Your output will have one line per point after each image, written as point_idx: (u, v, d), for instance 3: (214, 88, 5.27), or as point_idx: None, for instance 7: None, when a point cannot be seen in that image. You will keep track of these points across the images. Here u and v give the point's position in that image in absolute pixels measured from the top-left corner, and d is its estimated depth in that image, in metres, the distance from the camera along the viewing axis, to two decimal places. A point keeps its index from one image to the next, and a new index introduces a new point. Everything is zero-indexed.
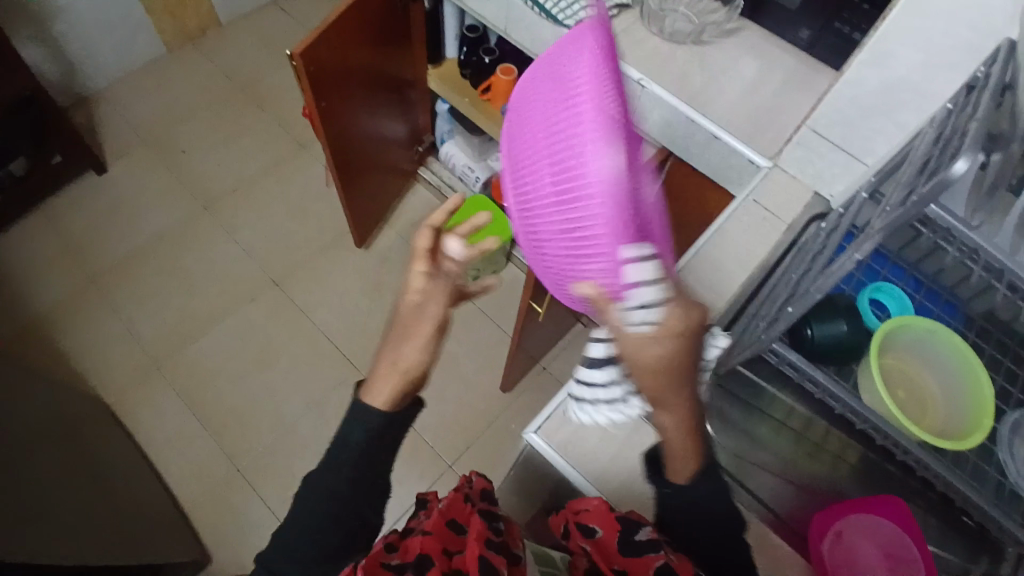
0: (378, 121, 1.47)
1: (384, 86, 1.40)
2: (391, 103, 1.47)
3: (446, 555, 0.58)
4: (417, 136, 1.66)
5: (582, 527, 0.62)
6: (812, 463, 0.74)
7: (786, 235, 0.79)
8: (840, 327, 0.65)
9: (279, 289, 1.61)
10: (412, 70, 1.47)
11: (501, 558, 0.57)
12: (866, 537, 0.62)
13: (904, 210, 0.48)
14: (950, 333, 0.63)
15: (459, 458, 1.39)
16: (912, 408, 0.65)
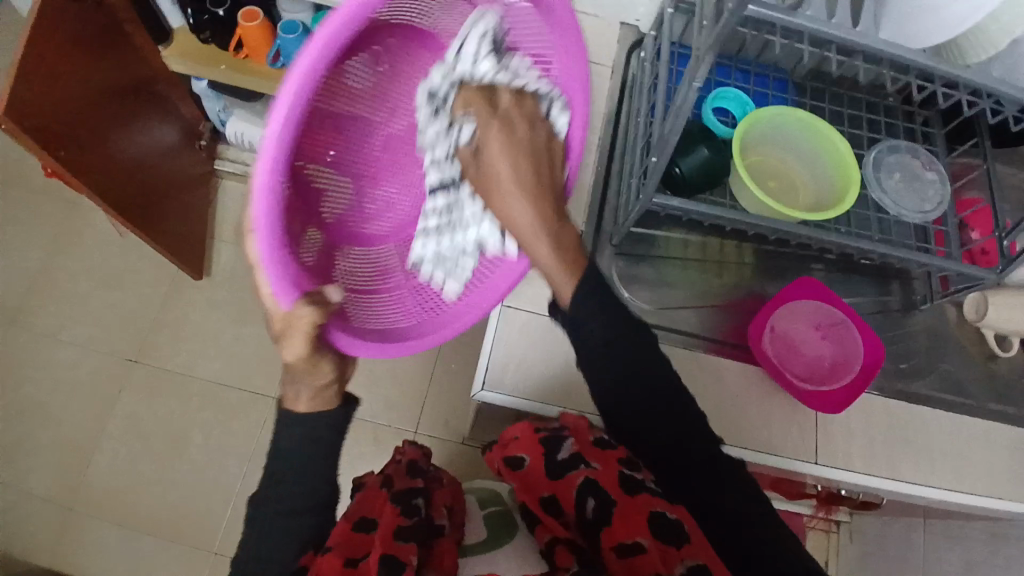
0: (139, 137, 1.23)
1: (123, 95, 1.15)
2: (141, 109, 1.22)
3: (355, 565, 0.63)
4: (191, 132, 1.42)
5: (512, 456, 0.77)
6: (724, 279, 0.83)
7: (612, 81, 0.82)
8: (699, 153, 0.63)
9: (145, 363, 1.42)
10: (145, 65, 1.20)
11: (407, 546, 0.65)
12: (796, 320, 0.75)
13: (721, 28, 0.44)
14: (789, 110, 0.64)
15: (422, 420, 1.33)
16: (786, 194, 0.68)
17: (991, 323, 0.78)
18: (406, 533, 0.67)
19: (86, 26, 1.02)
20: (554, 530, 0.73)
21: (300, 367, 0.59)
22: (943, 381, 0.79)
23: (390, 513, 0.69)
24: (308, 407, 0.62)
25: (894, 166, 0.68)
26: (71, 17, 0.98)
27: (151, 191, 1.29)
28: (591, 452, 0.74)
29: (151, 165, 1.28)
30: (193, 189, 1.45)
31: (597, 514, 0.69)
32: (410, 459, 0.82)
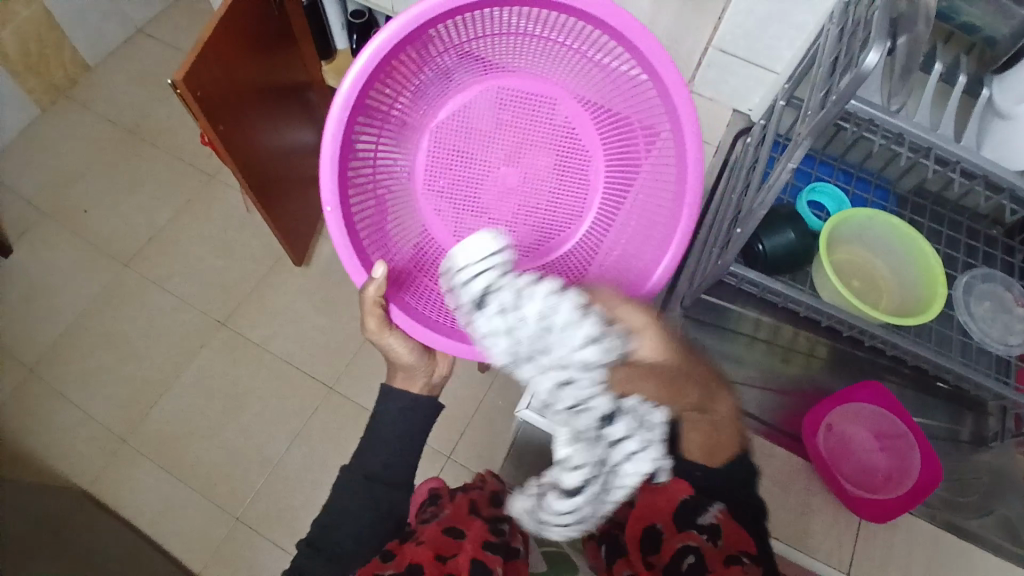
0: (285, 130, 1.39)
1: (282, 92, 1.32)
2: (295, 107, 1.39)
3: (439, 562, 0.61)
4: (328, 136, 1.59)
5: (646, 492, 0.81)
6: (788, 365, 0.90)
7: None
8: (788, 235, 0.65)
9: (229, 329, 1.54)
10: (305, 71, 1.38)
11: (493, 561, 0.62)
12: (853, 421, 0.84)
13: (826, 114, 0.51)
14: (885, 214, 0.66)
15: (455, 447, 1.36)
16: (870, 294, 0.69)
17: None
18: (491, 549, 0.65)
19: (264, 30, 1.19)
20: (635, 567, 0.72)
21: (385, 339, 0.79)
22: None
23: (478, 526, 0.69)
24: (402, 382, 0.81)
25: (985, 294, 0.69)
26: (255, 18, 1.15)
27: (284, 180, 1.44)
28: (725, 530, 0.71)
29: (290, 157, 1.44)
30: (317, 185, 1.61)
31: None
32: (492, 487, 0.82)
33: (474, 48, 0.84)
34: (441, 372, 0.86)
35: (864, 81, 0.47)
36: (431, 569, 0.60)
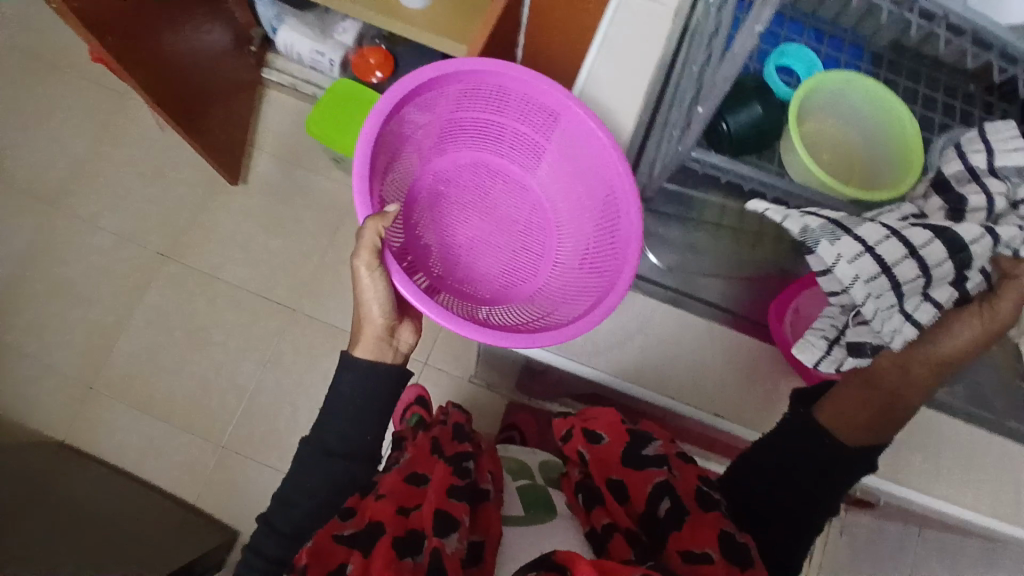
0: (191, 34, 1.21)
1: None
2: (198, 4, 1.20)
3: (401, 516, 0.60)
4: (242, 33, 1.40)
5: (588, 434, 0.72)
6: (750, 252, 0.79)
7: (671, 26, 0.71)
8: (753, 109, 0.58)
9: (175, 261, 1.45)
10: None
11: (458, 506, 0.60)
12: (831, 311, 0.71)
13: None
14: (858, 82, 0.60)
15: (430, 356, 1.35)
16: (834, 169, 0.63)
17: None
18: (456, 493, 0.62)
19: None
20: (614, 516, 0.64)
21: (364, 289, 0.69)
22: (973, 401, 0.75)
23: (442, 468, 0.66)
24: (358, 352, 0.72)
25: None
26: None
27: (199, 92, 1.29)
28: (676, 461, 0.68)
29: (201, 64, 1.28)
30: (239, 93, 1.44)
31: (667, 518, 0.61)
32: (456, 421, 0.80)
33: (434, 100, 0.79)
34: (403, 340, 0.74)
35: None
36: (389, 525, 0.58)
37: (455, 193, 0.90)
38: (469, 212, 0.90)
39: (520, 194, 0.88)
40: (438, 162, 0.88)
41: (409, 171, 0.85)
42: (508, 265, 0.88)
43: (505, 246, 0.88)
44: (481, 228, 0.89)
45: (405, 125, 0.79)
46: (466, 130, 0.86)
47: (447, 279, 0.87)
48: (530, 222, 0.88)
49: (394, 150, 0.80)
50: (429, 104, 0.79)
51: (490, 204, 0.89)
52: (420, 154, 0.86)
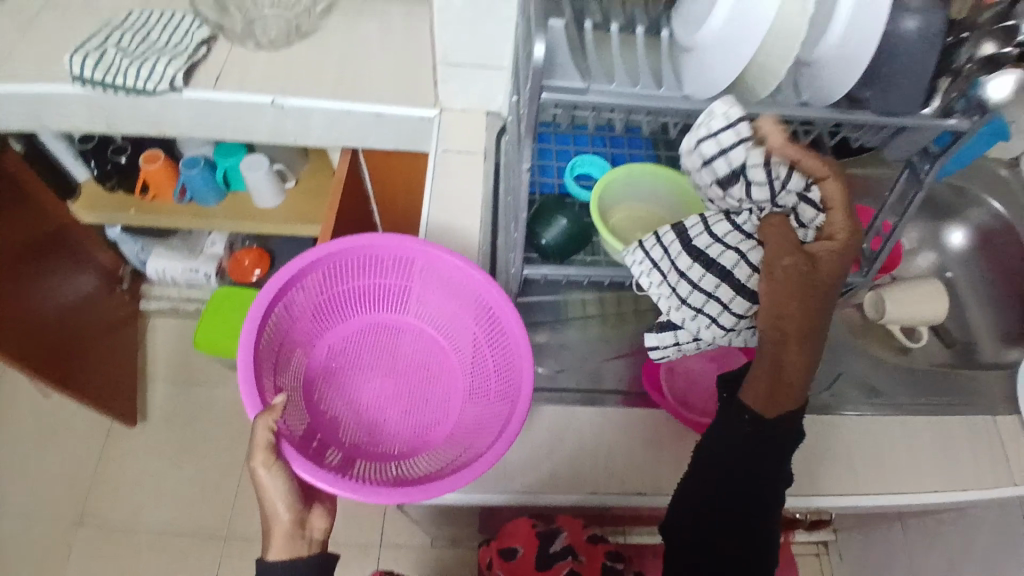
0: (54, 290, 1.20)
1: (35, 252, 1.13)
2: (57, 261, 1.21)
3: None
4: (112, 275, 1.41)
5: (506, 549, 0.75)
6: (621, 332, 0.80)
7: (484, 164, 0.80)
8: (560, 220, 0.65)
9: (88, 525, 1.33)
10: (52, 219, 1.17)
11: None
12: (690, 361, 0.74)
13: (528, 112, 0.50)
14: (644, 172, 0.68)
15: (386, 529, 1.29)
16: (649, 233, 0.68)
17: (892, 317, 0.88)
18: None
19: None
20: None
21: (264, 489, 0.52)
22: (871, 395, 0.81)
23: None
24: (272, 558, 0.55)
25: None
26: None
27: (74, 343, 1.25)
28: (581, 548, 0.75)
29: (71, 316, 1.25)
30: (118, 332, 1.42)
31: None
32: None
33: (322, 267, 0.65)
34: (317, 528, 0.57)
35: (541, 74, 0.46)
36: None
37: (352, 358, 0.71)
38: (367, 373, 0.70)
39: (423, 343, 0.72)
40: (329, 334, 0.70)
41: (294, 354, 0.66)
42: (422, 423, 0.68)
43: (409, 400, 0.69)
44: (382, 390, 0.70)
45: (281, 313, 0.63)
46: (351, 295, 0.70)
47: (361, 455, 0.66)
48: (434, 369, 0.71)
49: (274, 339, 0.63)
50: (303, 282, 0.64)
51: (390, 361, 0.71)
52: (302, 332, 0.67)
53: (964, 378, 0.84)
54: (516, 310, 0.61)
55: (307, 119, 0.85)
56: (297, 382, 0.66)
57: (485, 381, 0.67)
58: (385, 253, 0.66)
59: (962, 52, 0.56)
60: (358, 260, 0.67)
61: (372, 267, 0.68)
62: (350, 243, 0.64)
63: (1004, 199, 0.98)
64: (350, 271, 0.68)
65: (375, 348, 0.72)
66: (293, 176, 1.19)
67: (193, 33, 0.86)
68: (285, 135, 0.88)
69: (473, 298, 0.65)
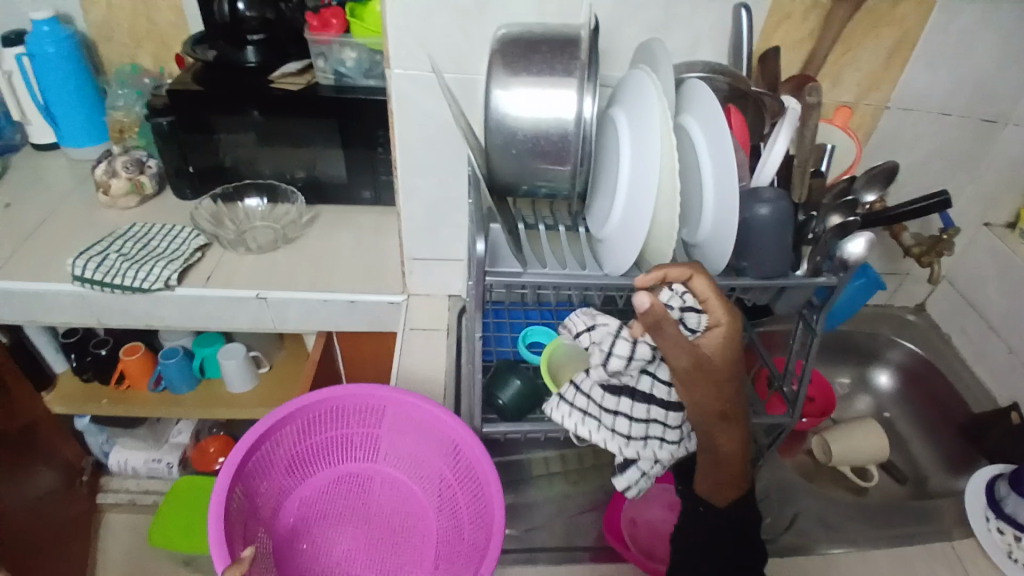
0: (24, 484, 1.18)
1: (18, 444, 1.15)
2: (31, 454, 1.21)
3: None
4: (74, 470, 1.38)
5: None
6: (581, 488, 0.84)
7: (447, 339, 0.89)
8: (514, 380, 0.73)
9: None
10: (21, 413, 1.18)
11: None
12: (647, 509, 0.78)
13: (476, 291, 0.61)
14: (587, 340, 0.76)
15: None
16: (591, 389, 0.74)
17: (834, 456, 0.95)
18: None
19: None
20: None
21: None
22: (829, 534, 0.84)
23: None
24: None
25: None
26: None
27: (36, 544, 1.20)
28: None
29: (37, 512, 1.22)
30: (72, 530, 1.36)
31: None
32: None
33: (296, 421, 0.69)
34: None
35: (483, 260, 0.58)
36: None
37: (322, 510, 0.73)
38: (339, 526, 0.73)
39: (393, 491, 0.75)
40: (303, 486, 0.73)
41: (263, 510, 0.68)
42: (392, 574, 0.70)
43: (377, 552, 0.72)
44: (352, 542, 0.72)
45: (254, 467, 0.66)
46: (323, 446, 0.73)
47: None
48: (404, 517, 0.74)
49: (247, 496, 0.66)
50: (278, 437, 0.68)
51: (361, 511, 0.74)
52: (273, 486, 0.70)
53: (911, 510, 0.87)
54: (483, 446, 0.64)
55: (286, 309, 0.96)
56: (267, 540, 0.68)
57: (457, 528, 0.70)
58: (361, 402, 0.71)
59: (812, 226, 0.70)
60: (333, 411, 0.71)
61: (346, 417, 0.72)
62: (324, 395, 0.69)
63: (911, 342, 1.10)
64: (324, 423, 0.72)
65: (346, 498, 0.74)
66: (268, 362, 1.26)
67: (190, 241, 0.99)
68: (264, 323, 0.98)
69: (444, 440, 0.70)
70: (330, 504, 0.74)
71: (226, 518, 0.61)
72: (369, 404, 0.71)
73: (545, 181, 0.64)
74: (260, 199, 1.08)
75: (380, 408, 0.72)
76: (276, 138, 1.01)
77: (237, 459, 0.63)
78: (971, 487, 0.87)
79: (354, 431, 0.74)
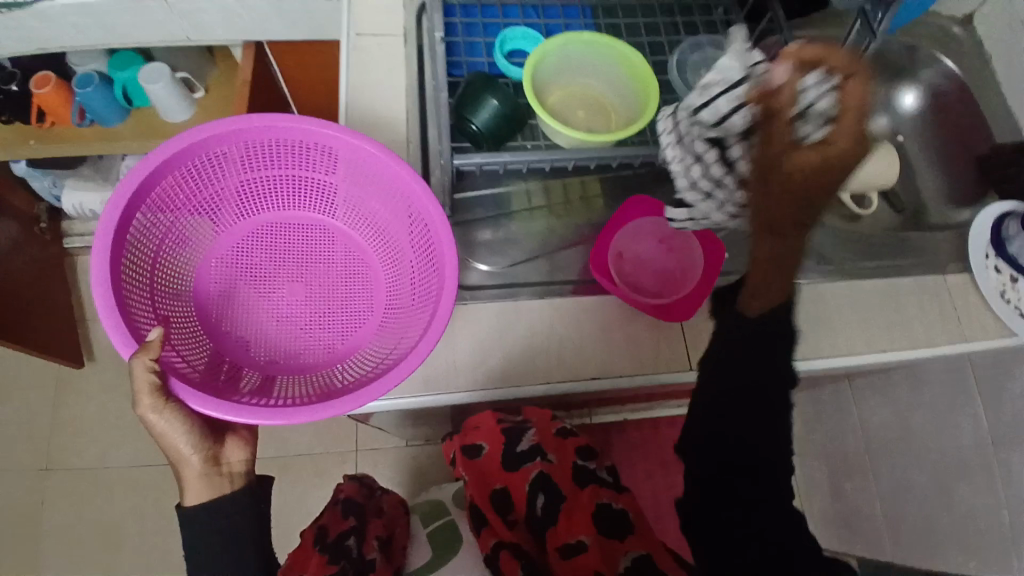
0: None
1: None
2: None
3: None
4: (26, 216, 1.30)
5: (471, 445, 0.74)
6: (564, 224, 0.76)
7: (403, 49, 0.72)
8: (492, 102, 0.58)
9: (57, 468, 1.31)
10: None
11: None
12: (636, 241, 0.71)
13: None
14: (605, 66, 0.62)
15: (357, 441, 1.29)
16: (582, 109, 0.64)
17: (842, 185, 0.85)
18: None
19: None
20: (498, 534, 0.69)
21: (165, 428, 0.55)
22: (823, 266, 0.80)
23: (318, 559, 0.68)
24: (195, 498, 0.59)
25: (699, 64, 0.68)
26: None
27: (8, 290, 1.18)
28: (549, 445, 0.73)
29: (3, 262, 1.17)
30: (48, 274, 1.34)
31: (544, 513, 0.68)
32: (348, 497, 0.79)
33: (191, 165, 0.61)
34: (235, 459, 0.61)
35: None
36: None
37: (247, 274, 0.69)
38: (278, 276, 0.69)
39: (333, 238, 0.70)
40: (231, 239, 0.69)
41: (170, 279, 0.64)
42: (340, 321, 0.68)
43: (321, 300, 0.69)
44: (294, 291, 0.69)
45: (151, 222, 0.60)
46: (224, 200, 0.67)
47: (276, 362, 0.66)
48: (347, 265, 0.70)
49: (153, 252, 0.62)
50: (158, 198, 0.60)
51: (300, 259, 0.70)
52: (174, 254, 0.65)
53: (903, 244, 0.83)
54: (440, 209, 0.59)
55: (197, 15, 0.75)
56: (198, 297, 0.67)
57: (399, 276, 0.68)
58: (263, 137, 0.62)
59: None
60: (232, 152, 0.63)
61: (254, 157, 0.64)
62: (212, 131, 0.59)
63: (952, 57, 0.91)
64: (230, 164, 0.64)
65: (283, 247, 0.70)
66: (200, 85, 1.06)
67: None
68: (179, 37, 0.78)
69: (377, 172, 0.63)
70: (264, 255, 0.69)
71: (125, 278, 0.58)
72: (274, 138, 0.62)
73: None
74: None
75: (288, 144, 0.63)
76: None
77: (120, 213, 0.56)
78: (976, 229, 0.81)
79: (271, 173, 0.66)
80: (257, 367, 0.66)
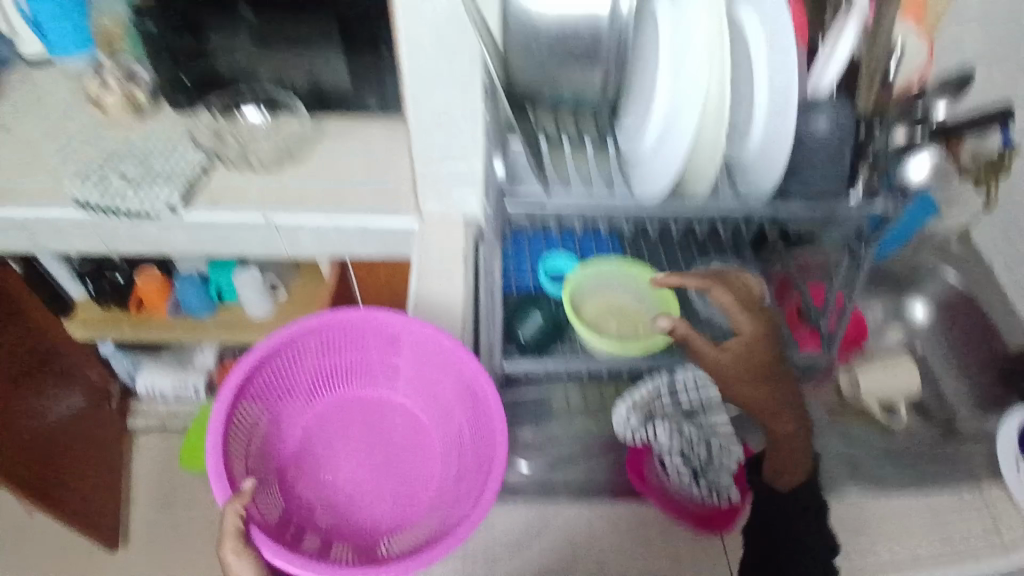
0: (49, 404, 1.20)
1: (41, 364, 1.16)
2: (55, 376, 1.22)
3: None
4: (102, 391, 1.41)
5: None
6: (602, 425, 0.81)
7: (461, 270, 0.81)
8: (534, 316, 0.70)
9: None
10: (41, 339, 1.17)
11: None
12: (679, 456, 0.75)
13: None
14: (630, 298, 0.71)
15: None
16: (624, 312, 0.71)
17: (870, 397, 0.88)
18: None
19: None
20: None
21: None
22: (862, 477, 0.80)
23: None
24: None
25: None
26: None
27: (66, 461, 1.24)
28: None
29: (67, 430, 1.26)
30: (107, 448, 1.41)
31: None
32: None
33: (298, 345, 0.68)
34: None
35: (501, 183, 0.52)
36: None
37: (327, 438, 0.72)
38: (352, 449, 0.72)
39: (407, 417, 0.74)
40: (318, 410, 0.73)
41: (264, 438, 0.69)
42: (404, 498, 0.69)
43: (388, 477, 0.71)
44: (364, 466, 0.71)
45: (254, 390, 0.66)
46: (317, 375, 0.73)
47: (338, 537, 0.66)
48: (418, 443, 0.72)
49: (250, 418, 0.67)
50: (269, 366, 0.67)
51: (374, 435, 0.73)
52: (271, 415, 0.70)
53: (934, 454, 0.84)
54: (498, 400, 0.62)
55: (298, 235, 0.91)
56: (278, 462, 0.70)
57: (460, 452, 0.69)
58: (361, 325, 0.69)
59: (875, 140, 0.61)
60: (334, 335, 0.70)
61: (350, 342, 0.71)
62: (322, 317, 0.67)
63: (953, 279, 1.00)
64: (329, 345, 0.71)
65: (361, 423, 0.73)
66: (283, 288, 1.22)
67: (190, 160, 0.91)
68: (278, 251, 0.94)
69: (451, 364, 0.67)
70: (343, 429, 0.73)
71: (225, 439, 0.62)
72: (371, 326, 0.69)
73: (570, 90, 0.57)
74: (262, 112, 0.95)
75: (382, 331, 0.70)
76: (273, 40, 0.87)
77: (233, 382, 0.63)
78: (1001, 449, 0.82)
79: (362, 355, 0.72)
80: (319, 540, 0.66)
